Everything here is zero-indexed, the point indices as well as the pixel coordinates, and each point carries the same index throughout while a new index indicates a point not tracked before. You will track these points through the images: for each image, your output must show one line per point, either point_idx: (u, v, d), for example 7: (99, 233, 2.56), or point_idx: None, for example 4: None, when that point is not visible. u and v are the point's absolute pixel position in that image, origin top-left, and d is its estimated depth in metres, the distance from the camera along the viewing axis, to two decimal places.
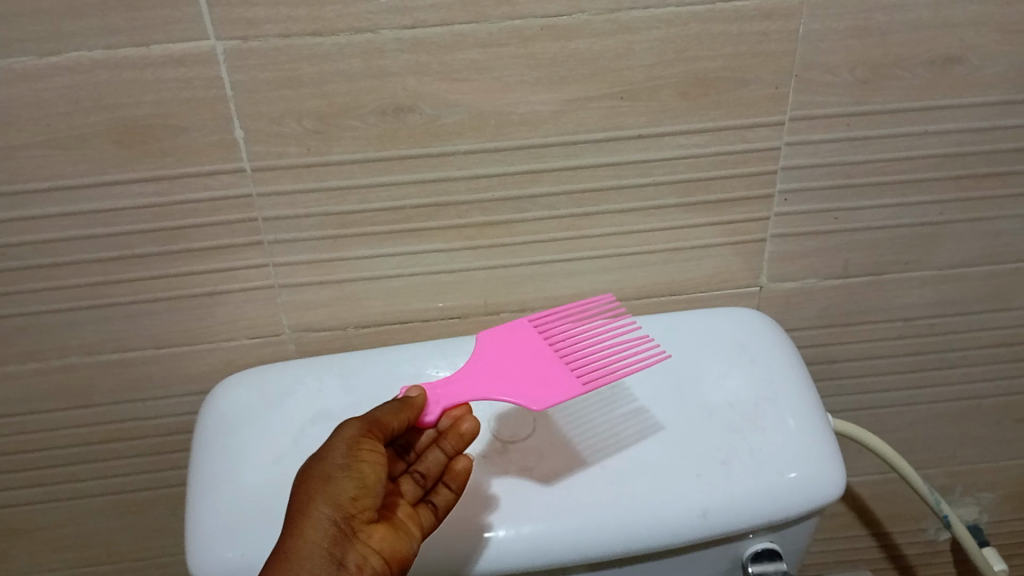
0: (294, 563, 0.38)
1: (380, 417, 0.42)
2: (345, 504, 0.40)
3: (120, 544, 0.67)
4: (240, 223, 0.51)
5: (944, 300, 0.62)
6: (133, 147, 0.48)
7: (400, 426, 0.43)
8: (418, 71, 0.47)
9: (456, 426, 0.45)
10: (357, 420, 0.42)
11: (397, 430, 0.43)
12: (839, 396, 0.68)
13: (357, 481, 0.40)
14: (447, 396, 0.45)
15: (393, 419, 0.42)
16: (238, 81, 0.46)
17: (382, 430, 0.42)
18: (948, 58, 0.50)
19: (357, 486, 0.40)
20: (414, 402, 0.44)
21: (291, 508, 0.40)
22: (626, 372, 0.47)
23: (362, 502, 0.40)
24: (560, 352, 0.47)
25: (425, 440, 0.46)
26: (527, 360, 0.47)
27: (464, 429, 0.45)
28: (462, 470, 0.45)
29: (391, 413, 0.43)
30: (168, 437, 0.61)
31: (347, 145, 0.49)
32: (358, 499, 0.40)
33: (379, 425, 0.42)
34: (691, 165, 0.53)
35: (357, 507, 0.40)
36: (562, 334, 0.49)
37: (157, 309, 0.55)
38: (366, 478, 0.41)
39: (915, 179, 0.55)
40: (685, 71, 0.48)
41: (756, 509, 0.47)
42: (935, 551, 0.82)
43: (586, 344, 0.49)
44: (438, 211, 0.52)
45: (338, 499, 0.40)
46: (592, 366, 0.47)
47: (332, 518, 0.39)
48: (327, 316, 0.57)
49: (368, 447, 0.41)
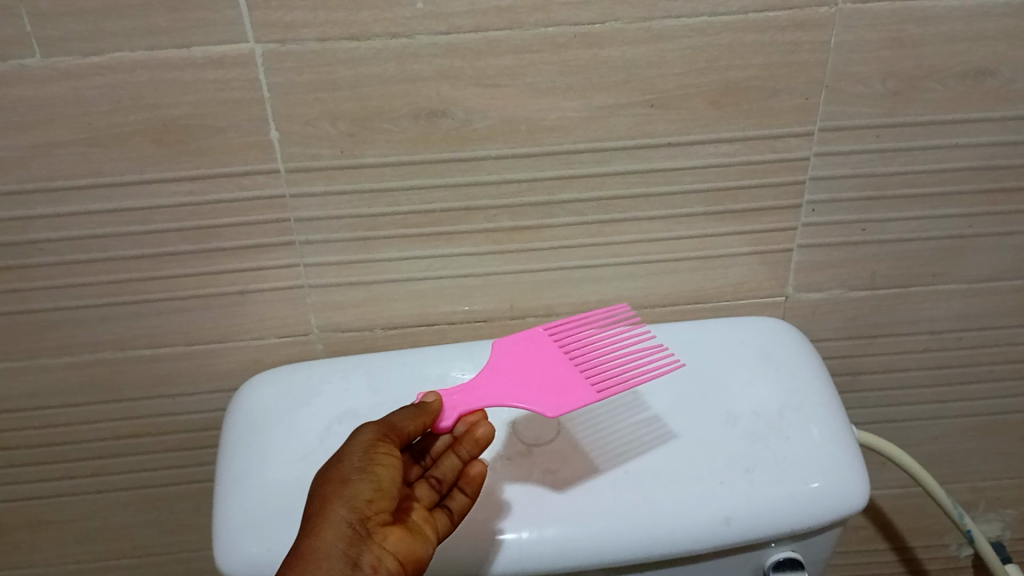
0: (312, 562, 0.37)
1: (397, 422, 0.43)
2: (362, 506, 0.40)
3: (144, 538, 0.68)
4: (272, 223, 0.52)
5: (970, 314, 0.62)
6: (170, 146, 0.48)
7: (417, 430, 0.43)
8: (451, 77, 0.47)
9: (471, 432, 0.45)
10: (373, 425, 0.43)
11: (412, 434, 0.43)
12: (864, 409, 0.68)
13: (373, 484, 0.40)
14: (464, 401, 0.45)
15: (409, 424, 0.43)
16: (275, 83, 0.46)
17: (398, 435, 0.43)
18: (980, 72, 0.50)
19: (374, 488, 0.40)
20: (430, 406, 0.44)
21: (308, 512, 0.40)
22: (639, 381, 0.47)
23: (378, 504, 0.40)
24: (575, 360, 0.48)
25: (440, 446, 0.46)
26: (542, 366, 0.47)
27: (480, 434, 0.45)
28: (476, 474, 0.45)
29: (408, 417, 0.43)
30: (195, 433, 0.62)
31: (380, 148, 0.49)
32: (375, 502, 0.40)
33: (395, 429, 0.43)
34: (718, 174, 0.53)
35: (372, 509, 0.40)
36: (576, 342, 0.49)
37: (188, 307, 0.55)
38: (381, 481, 0.41)
39: (944, 193, 0.55)
40: (716, 80, 0.49)
41: (778, 517, 0.47)
42: (957, 567, 0.82)
43: (601, 353, 0.49)
44: (467, 215, 0.53)
45: (355, 501, 0.40)
46: (606, 373, 0.47)
47: (349, 519, 0.39)
48: (354, 317, 0.57)
49: (384, 451, 0.42)
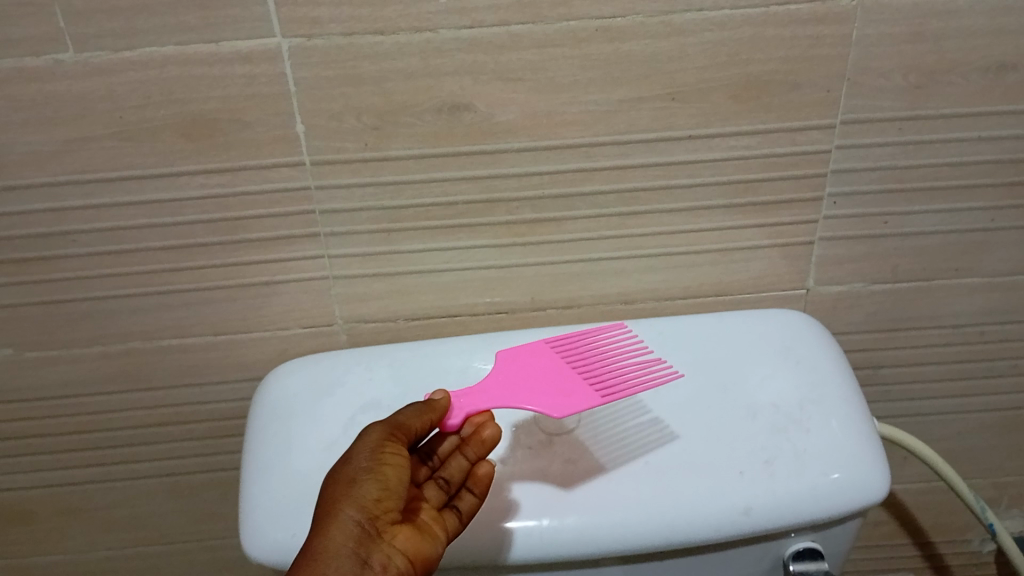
0: (321, 564, 0.38)
1: (403, 421, 0.44)
2: (370, 506, 0.40)
3: (173, 526, 0.69)
4: (298, 215, 0.53)
5: (993, 308, 0.62)
6: (199, 140, 0.49)
7: (424, 427, 0.44)
8: (473, 71, 0.48)
9: (478, 432, 0.45)
10: (379, 424, 0.44)
11: (419, 432, 0.44)
12: (885, 403, 0.68)
13: (380, 483, 0.41)
14: (470, 402, 0.46)
15: (416, 421, 0.44)
16: (301, 78, 0.47)
17: (404, 433, 0.43)
18: (1003, 65, 0.50)
19: (381, 488, 0.41)
20: (438, 403, 0.45)
21: (318, 512, 0.40)
22: (642, 387, 0.48)
23: (385, 503, 0.41)
24: (582, 365, 0.49)
25: (446, 448, 0.46)
26: (548, 370, 0.48)
27: (486, 435, 0.45)
28: (484, 475, 0.45)
29: (414, 415, 0.44)
30: (222, 423, 0.63)
31: (403, 142, 0.50)
32: (382, 501, 0.41)
33: (402, 427, 0.43)
34: (739, 167, 0.53)
35: (381, 508, 0.40)
36: (582, 349, 0.50)
37: (216, 298, 0.56)
38: (388, 480, 0.41)
39: (967, 186, 0.55)
40: (737, 74, 0.49)
41: (798, 507, 0.47)
42: (980, 563, 0.82)
43: (606, 360, 0.50)
44: (489, 207, 0.54)
45: (362, 501, 0.40)
46: (611, 379, 0.48)
47: (357, 519, 0.39)
48: (377, 309, 0.58)
49: (390, 450, 0.42)
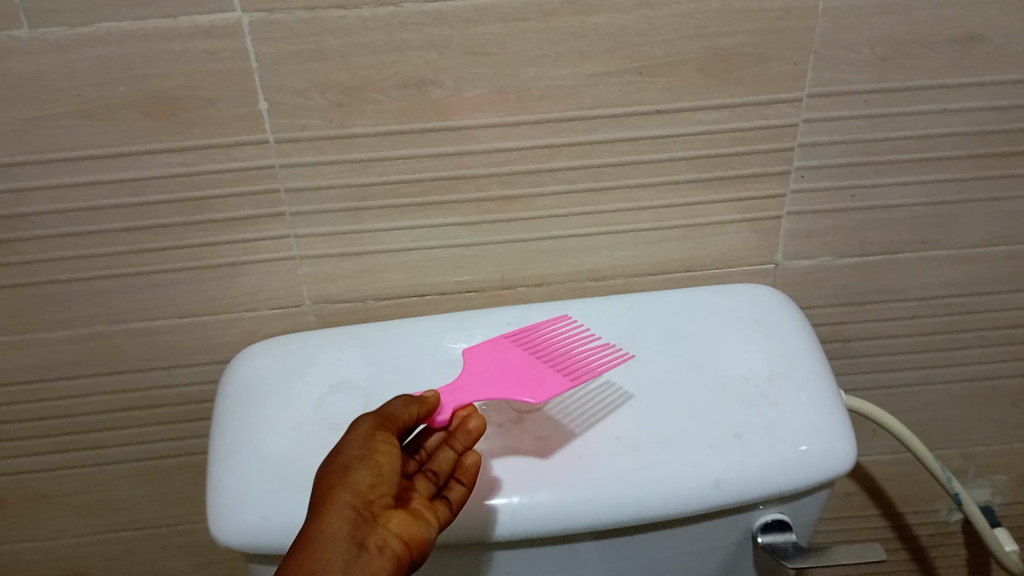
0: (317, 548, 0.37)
1: (392, 412, 0.43)
2: (364, 491, 0.39)
3: (144, 510, 0.69)
4: (263, 194, 0.52)
5: (960, 280, 0.63)
6: (161, 118, 0.48)
7: (411, 419, 0.43)
8: (439, 45, 0.47)
9: (462, 424, 0.45)
10: (369, 416, 0.43)
11: (407, 423, 0.43)
12: (854, 375, 0.68)
13: (373, 469, 0.40)
14: (454, 398, 0.46)
15: (403, 413, 0.43)
16: (263, 53, 0.46)
17: (394, 425, 0.43)
18: (969, 36, 0.50)
19: (374, 474, 0.40)
20: (426, 399, 0.45)
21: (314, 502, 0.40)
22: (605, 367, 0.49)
23: (380, 489, 0.40)
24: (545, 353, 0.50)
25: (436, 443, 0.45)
26: (517, 359, 0.49)
27: (473, 426, 0.45)
28: (472, 465, 0.44)
29: (402, 407, 0.43)
30: (192, 406, 0.63)
31: (369, 118, 0.49)
32: (377, 486, 0.40)
33: (392, 419, 0.43)
34: (708, 142, 0.53)
35: (375, 494, 0.40)
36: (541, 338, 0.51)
37: (181, 280, 0.56)
38: (381, 467, 0.40)
39: (934, 158, 0.56)
40: (705, 47, 0.49)
41: (767, 480, 0.48)
42: (948, 533, 0.83)
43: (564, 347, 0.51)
44: (457, 184, 0.53)
45: (357, 486, 0.39)
46: (574, 363, 0.49)
47: (352, 504, 0.39)
48: (346, 288, 0.57)
49: (382, 439, 0.41)
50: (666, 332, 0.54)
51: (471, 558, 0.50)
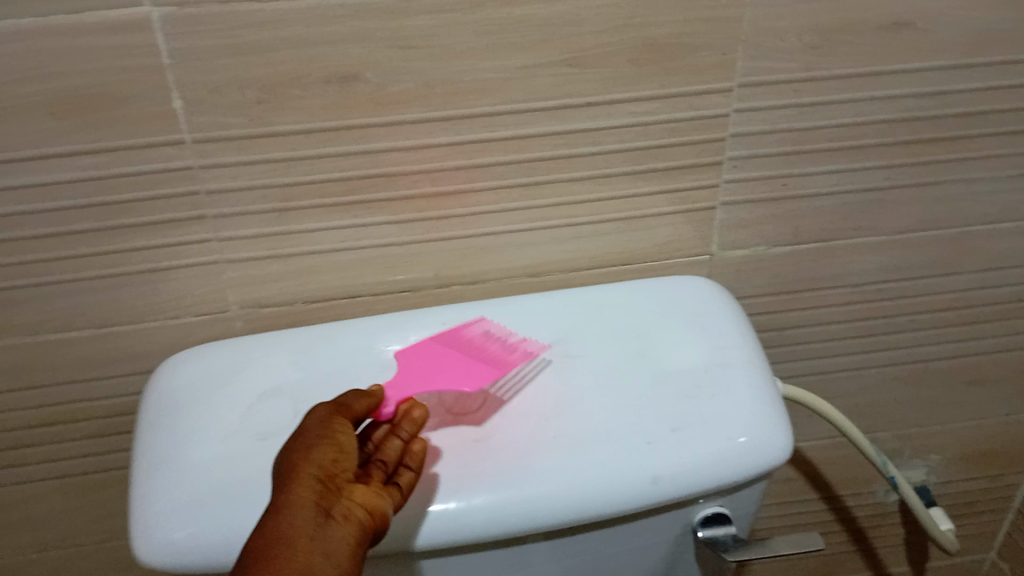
0: (285, 518, 0.35)
1: (348, 402, 0.42)
2: (328, 465, 0.38)
3: (69, 528, 0.66)
4: (183, 197, 0.50)
5: (891, 265, 0.63)
6: (69, 119, 0.46)
7: (365, 410, 0.43)
8: (363, 39, 0.46)
9: (407, 412, 0.44)
10: (324, 404, 0.42)
11: (361, 413, 0.43)
12: (792, 363, 0.69)
13: (335, 446, 0.39)
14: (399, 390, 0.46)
15: (358, 404, 0.42)
16: (176, 49, 0.44)
17: (350, 413, 0.42)
18: (895, 23, 0.50)
19: (336, 450, 0.39)
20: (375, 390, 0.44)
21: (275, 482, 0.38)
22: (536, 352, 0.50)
23: (342, 464, 0.39)
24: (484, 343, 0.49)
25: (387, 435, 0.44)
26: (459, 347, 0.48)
27: (418, 414, 0.44)
28: (421, 450, 0.43)
29: (356, 399, 0.43)
30: (115, 419, 0.60)
31: (292, 115, 0.48)
32: (339, 461, 0.38)
33: (348, 408, 0.42)
34: (641, 133, 0.52)
35: (338, 468, 0.38)
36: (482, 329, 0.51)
37: (99, 288, 0.53)
38: (343, 444, 0.39)
39: (863, 145, 0.56)
40: (634, 37, 0.48)
41: (706, 474, 0.47)
42: (885, 513, 0.84)
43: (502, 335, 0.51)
44: (387, 181, 0.52)
45: (320, 460, 0.38)
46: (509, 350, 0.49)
47: (317, 475, 0.37)
48: (274, 292, 0.56)
49: (340, 421, 0.41)
50: (603, 327, 0.54)
51: (410, 566, 0.48)
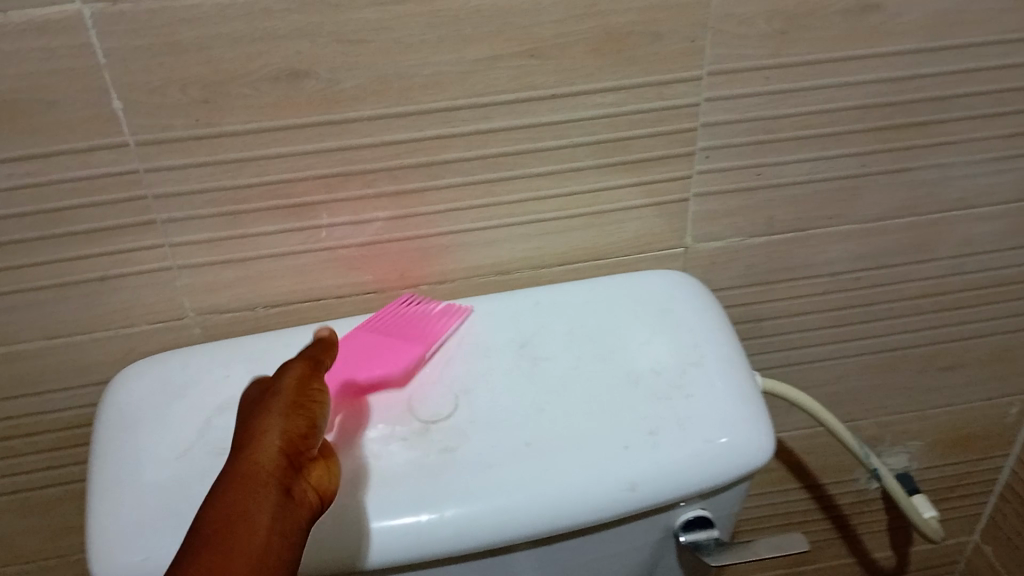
0: (249, 491, 0.33)
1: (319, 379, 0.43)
2: (299, 435, 0.37)
3: (28, 545, 0.63)
4: (128, 202, 0.48)
5: (868, 253, 0.62)
6: (1, 124, 0.43)
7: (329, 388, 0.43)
8: (310, 33, 0.43)
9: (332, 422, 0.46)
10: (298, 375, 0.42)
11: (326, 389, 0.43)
12: (768, 354, 0.67)
13: (309, 421, 0.39)
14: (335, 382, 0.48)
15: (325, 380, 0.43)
16: (111, 48, 0.42)
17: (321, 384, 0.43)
18: (865, 6, 0.48)
19: (309, 425, 0.39)
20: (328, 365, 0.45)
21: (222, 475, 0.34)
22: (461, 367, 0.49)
23: (311, 441, 0.38)
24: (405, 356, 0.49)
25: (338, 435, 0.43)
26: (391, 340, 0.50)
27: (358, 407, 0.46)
28: None
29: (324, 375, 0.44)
30: (70, 432, 0.58)
31: (239, 115, 0.45)
32: (309, 437, 0.38)
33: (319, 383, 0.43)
34: (607, 125, 0.50)
35: (307, 443, 0.38)
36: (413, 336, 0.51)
37: (44, 300, 0.51)
38: (314, 421, 0.39)
39: (837, 132, 0.54)
40: (596, 26, 0.46)
41: (684, 478, 0.46)
42: (867, 500, 0.83)
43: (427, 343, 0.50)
44: (343, 181, 0.49)
45: (294, 429, 0.37)
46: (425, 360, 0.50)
47: (288, 441, 0.37)
48: (231, 298, 0.53)
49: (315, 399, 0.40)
50: (575, 326, 0.52)
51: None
